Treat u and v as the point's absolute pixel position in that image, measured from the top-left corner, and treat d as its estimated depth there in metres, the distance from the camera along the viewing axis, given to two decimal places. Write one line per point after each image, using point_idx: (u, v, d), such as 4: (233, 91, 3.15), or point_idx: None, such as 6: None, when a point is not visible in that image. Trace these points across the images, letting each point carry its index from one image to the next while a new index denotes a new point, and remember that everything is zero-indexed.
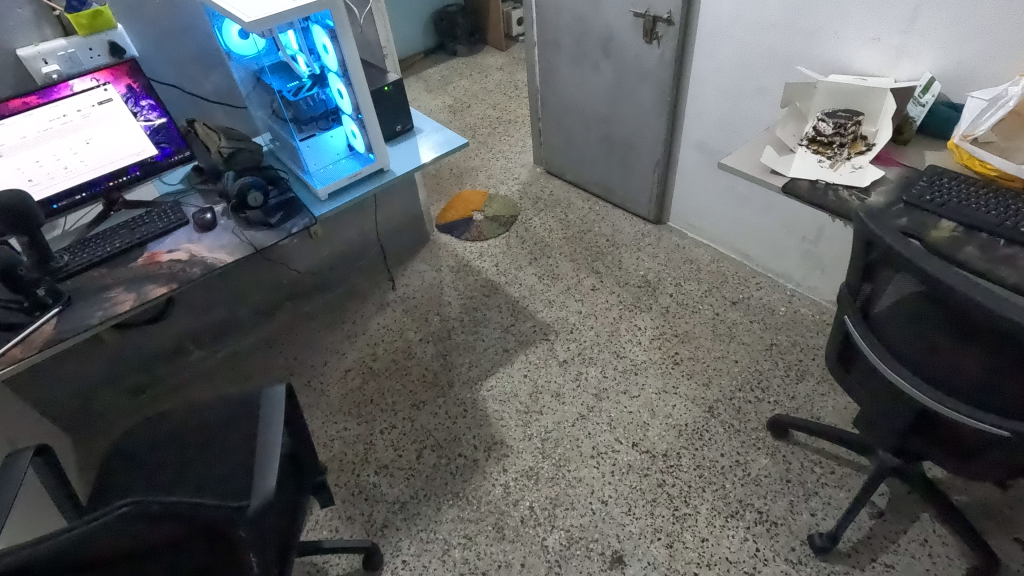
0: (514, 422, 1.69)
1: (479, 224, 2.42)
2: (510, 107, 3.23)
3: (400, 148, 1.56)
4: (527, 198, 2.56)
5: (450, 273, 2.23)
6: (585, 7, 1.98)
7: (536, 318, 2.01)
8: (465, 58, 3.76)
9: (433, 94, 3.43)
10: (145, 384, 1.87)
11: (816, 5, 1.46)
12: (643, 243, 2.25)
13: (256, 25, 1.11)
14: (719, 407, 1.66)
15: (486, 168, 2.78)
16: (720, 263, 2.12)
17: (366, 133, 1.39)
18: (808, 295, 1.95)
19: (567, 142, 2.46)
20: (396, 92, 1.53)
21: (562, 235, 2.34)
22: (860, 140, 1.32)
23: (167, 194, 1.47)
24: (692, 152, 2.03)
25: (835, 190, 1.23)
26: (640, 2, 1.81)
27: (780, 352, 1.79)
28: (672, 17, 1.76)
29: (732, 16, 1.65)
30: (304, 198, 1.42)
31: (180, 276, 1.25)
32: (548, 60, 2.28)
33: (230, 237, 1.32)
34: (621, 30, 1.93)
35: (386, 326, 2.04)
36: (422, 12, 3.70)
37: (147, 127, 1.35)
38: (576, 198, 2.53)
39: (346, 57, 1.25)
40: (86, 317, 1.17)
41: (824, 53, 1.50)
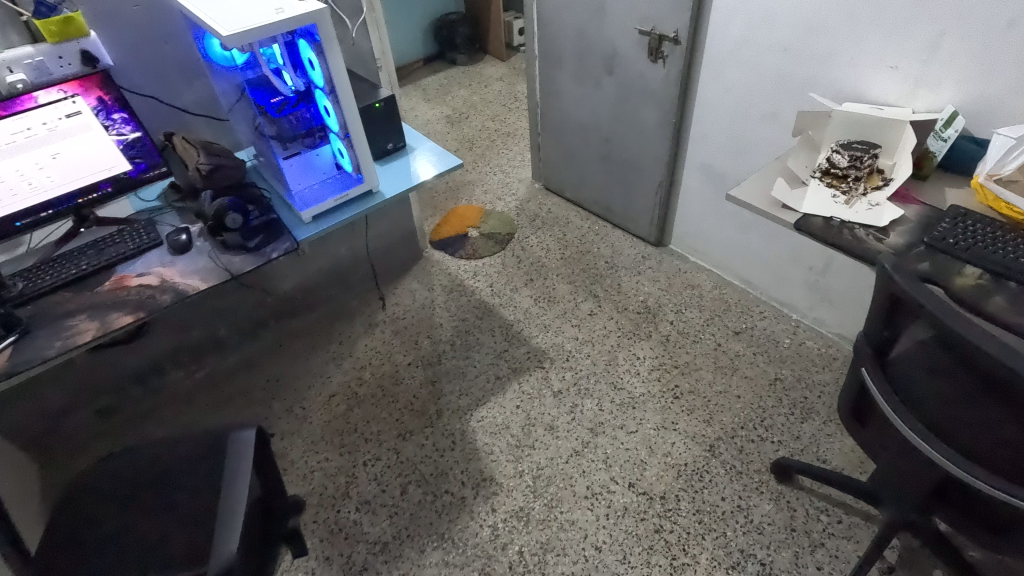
0: (504, 457, 1.61)
1: (474, 242, 2.35)
2: (508, 119, 3.16)
3: (391, 168, 1.48)
4: (524, 215, 2.49)
5: (442, 292, 2.15)
6: (588, 23, 1.91)
7: (531, 343, 1.93)
8: (464, 67, 3.69)
9: (431, 103, 3.35)
10: (119, 406, 1.78)
11: (830, 30, 1.39)
12: (643, 266, 2.18)
13: (236, 39, 1.03)
14: (720, 446, 1.59)
15: (482, 182, 2.71)
16: (723, 289, 2.05)
17: (354, 152, 1.31)
18: (813, 326, 1.88)
19: (566, 160, 2.39)
20: (388, 109, 1.45)
21: (559, 256, 2.26)
22: (877, 174, 1.25)
23: (142, 211, 1.39)
24: (695, 175, 1.96)
25: (850, 228, 1.15)
26: (646, 20, 1.74)
27: (784, 388, 1.71)
28: (678, 37, 1.69)
29: (742, 38, 1.58)
30: (286, 220, 1.33)
31: (147, 302, 1.16)
32: (549, 75, 2.21)
33: (204, 261, 1.24)
34: (625, 48, 1.86)
35: (374, 348, 1.96)
36: (423, 19, 3.64)
37: (121, 142, 1.27)
38: (575, 216, 2.45)
39: (333, 73, 1.17)
40: (43, 348, 1.08)
41: (839, 78, 1.43)
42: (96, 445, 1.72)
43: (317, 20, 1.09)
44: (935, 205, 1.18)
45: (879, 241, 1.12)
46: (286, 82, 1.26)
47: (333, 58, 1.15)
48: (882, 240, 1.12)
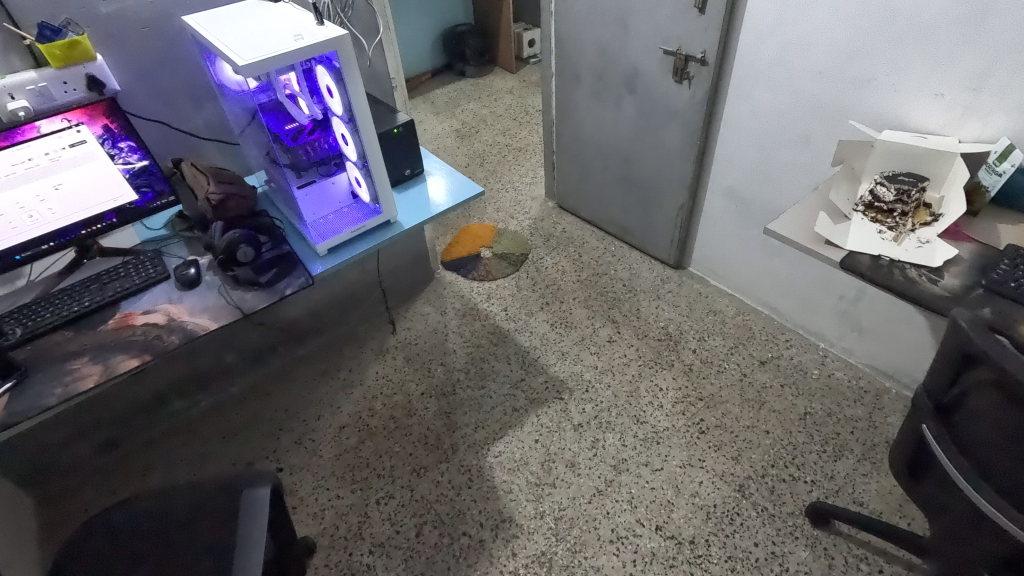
0: (524, 496, 1.54)
1: (487, 263, 2.28)
2: (519, 134, 3.10)
3: (408, 196, 1.42)
4: (538, 234, 2.42)
5: (455, 316, 2.08)
6: (609, 41, 1.85)
7: (549, 372, 1.86)
8: (474, 79, 3.64)
9: (440, 117, 3.30)
10: (120, 439, 1.70)
11: (870, 55, 1.33)
12: (662, 290, 2.11)
13: (252, 69, 0.97)
14: (750, 487, 1.52)
15: (494, 200, 2.65)
16: (746, 316, 1.98)
17: (372, 182, 1.25)
18: (841, 356, 1.81)
19: (582, 179, 2.32)
20: (406, 135, 1.39)
21: (575, 278, 2.20)
22: (924, 209, 1.19)
23: (148, 240, 1.33)
24: (719, 198, 1.90)
25: (901, 268, 1.09)
26: (671, 40, 1.68)
27: (815, 423, 1.64)
28: (705, 57, 1.62)
29: (774, 60, 1.52)
30: (300, 252, 1.26)
31: (154, 344, 1.09)
32: (566, 93, 2.15)
33: (214, 297, 1.17)
34: (648, 68, 1.79)
35: (385, 376, 1.89)
36: (431, 31, 3.58)
37: (127, 171, 1.21)
38: (590, 236, 2.39)
39: (352, 101, 1.11)
40: (42, 396, 1.01)
41: (878, 105, 1.37)
42: (97, 480, 1.64)
43: (337, 48, 1.03)
44: (990, 244, 1.12)
45: (934, 283, 1.05)
46: (302, 109, 1.19)
47: (352, 87, 1.09)
48: (936, 282, 1.05)
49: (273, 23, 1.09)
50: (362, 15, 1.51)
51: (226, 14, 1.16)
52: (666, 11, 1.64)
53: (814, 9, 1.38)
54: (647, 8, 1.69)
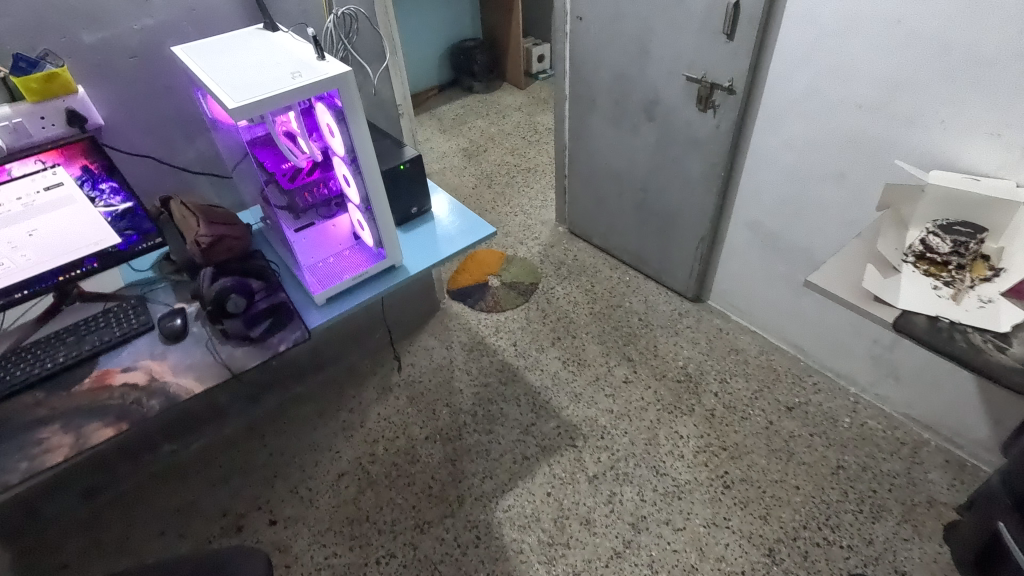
0: (536, 558, 1.43)
1: (496, 292, 2.18)
2: (528, 153, 3.01)
3: (416, 236, 1.32)
4: (549, 262, 2.32)
5: (462, 352, 1.98)
6: (628, 65, 1.75)
7: (561, 416, 1.75)
8: (481, 95, 3.55)
9: (447, 134, 3.21)
10: (104, 486, 1.60)
11: (918, 88, 1.22)
12: (680, 325, 2.00)
13: (242, 111, 0.86)
14: (780, 551, 1.40)
15: (503, 224, 2.55)
16: (770, 356, 1.87)
17: (376, 226, 1.15)
18: (875, 403, 1.69)
19: (595, 205, 2.22)
20: (414, 171, 1.29)
21: (588, 310, 2.09)
22: (982, 262, 1.08)
23: (133, 283, 1.23)
24: (742, 232, 1.79)
25: (963, 332, 0.98)
26: (695, 66, 1.58)
27: (849, 479, 1.52)
28: (733, 86, 1.52)
29: (808, 90, 1.42)
30: (296, 298, 1.16)
31: (133, 409, 0.98)
32: (580, 117, 2.05)
33: (201, 353, 1.06)
34: (669, 95, 1.69)
35: (388, 418, 1.78)
36: (438, 45, 3.50)
37: (108, 214, 1.11)
38: (603, 264, 2.28)
39: (355, 142, 1.01)
40: (5, 472, 0.90)
41: (925, 142, 1.26)
42: (78, 532, 1.54)
43: (338, 86, 0.93)
44: None
45: (1002, 351, 0.94)
46: (301, 148, 1.09)
47: (354, 128, 0.99)
48: (1004, 350, 0.94)
49: (270, 58, 0.99)
50: (367, 41, 1.42)
51: (221, 44, 1.06)
52: (690, 37, 1.54)
53: (854, 38, 1.28)
54: (670, 32, 1.59)
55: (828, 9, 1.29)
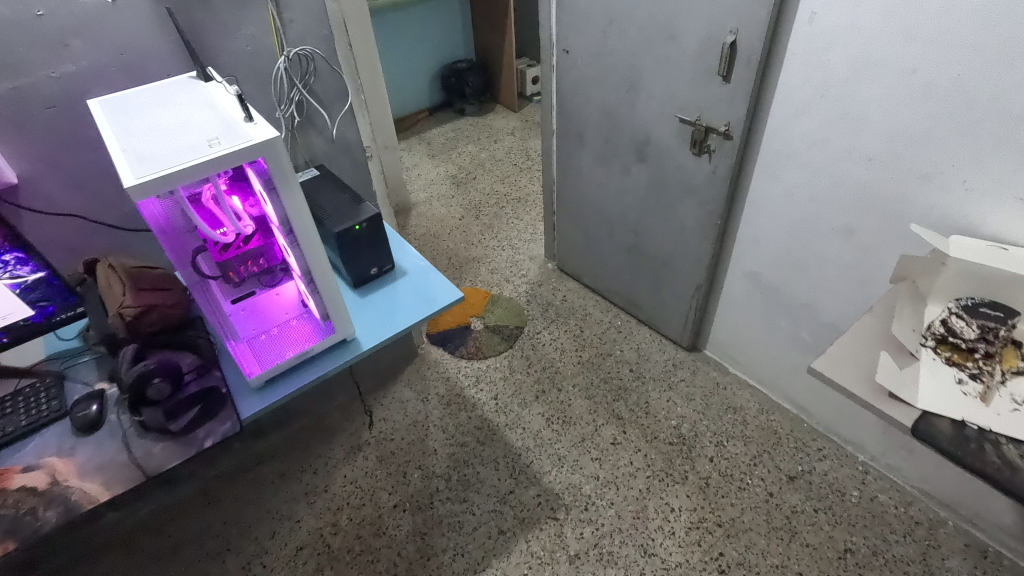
0: None
1: (477, 336, 2.05)
2: (519, 182, 2.88)
3: (373, 301, 1.18)
4: (536, 303, 2.18)
5: (438, 405, 1.84)
6: (618, 102, 1.62)
7: (542, 483, 1.61)
8: (473, 118, 3.43)
9: (436, 160, 3.09)
10: (40, 560, 1.46)
11: (937, 144, 1.08)
12: (674, 378, 1.85)
13: (142, 189, 0.72)
14: None
15: (489, 259, 2.41)
16: (770, 415, 1.72)
17: (321, 300, 1.01)
18: (885, 474, 1.54)
19: (585, 244, 2.09)
20: (372, 231, 1.15)
21: (576, 358, 1.95)
22: (1013, 350, 0.94)
23: (56, 355, 1.09)
24: (741, 282, 1.65)
25: (994, 443, 0.83)
26: (689, 108, 1.45)
27: (857, 566, 1.38)
28: (730, 131, 1.38)
29: (812, 138, 1.29)
30: (231, 377, 1.03)
31: (26, 521, 0.85)
32: (569, 153, 1.91)
33: (114, 449, 0.93)
34: (661, 136, 1.56)
35: (355, 482, 1.64)
36: (429, 66, 3.38)
37: (16, 286, 0.98)
38: (594, 306, 2.14)
39: (289, 215, 0.88)
40: None
41: (944, 203, 1.12)
42: None
43: (264, 154, 0.79)
44: None
45: None
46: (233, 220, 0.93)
47: (287, 199, 0.85)
48: None
49: (192, 118, 0.85)
50: (326, 82, 1.29)
51: (144, 98, 0.93)
52: (683, 77, 1.41)
53: (863, 86, 1.15)
54: (662, 71, 1.46)
55: (834, 53, 1.16)
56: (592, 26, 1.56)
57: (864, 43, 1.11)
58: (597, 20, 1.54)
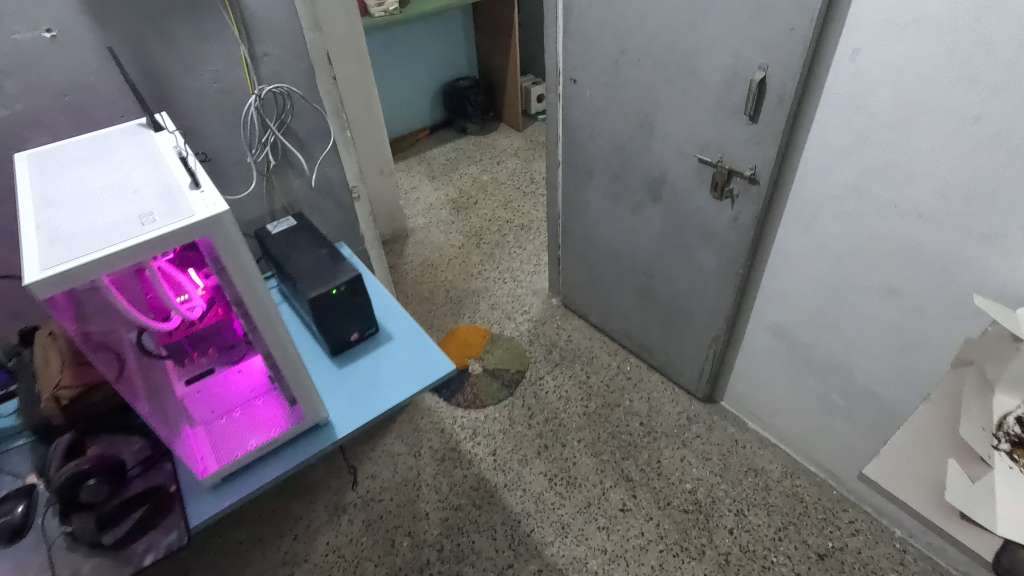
0: None
1: (475, 381, 1.90)
2: (523, 207, 2.74)
3: (352, 373, 1.04)
4: (539, 343, 2.03)
5: (432, 460, 1.69)
6: (629, 137, 1.48)
7: (544, 557, 1.45)
8: (476, 138, 3.30)
9: (436, 182, 2.95)
10: None
11: (1004, 205, 0.93)
12: (689, 434, 1.70)
13: (48, 283, 0.58)
14: None
15: (490, 293, 2.27)
16: (796, 480, 1.56)
17: (287, 384, 0.87)
18: (927, 554, 1.38)
19: (592, 282, 1.94)
20: (351, 294, 1.01)
21: (581, 409, 1.80)
22: None
23: None
24: (764, 334, 1.51)
25: None
26: (708, 147, 1.31)
27: None
28: (756, 175, 1.24)
29: (851, 188, 1.14)
30: (182, 472, 0.88)
31: None
32: (575, 187, 1.78)
33: (36, 567, 0.78)
34: (677, 176, 1.42)
35: (337, 551, 1.49)
36: (430, 84, 3.26)
37: None
38: (601, 348, 2.00)
39: (243, 296, 0.73)
40: None
41: (1009, 270, 0.97)
42: None
43: (208, 232, 0.65)
44: None
45: None
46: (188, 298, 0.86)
47: (239, 281, 0.71)
48: None
49: (129, 182, 0.71)
50: (305, 121, 1.16)
51: (81, 151, 0.79)
52: (703, 114, 1.27)
53: (913, 133, 1.00)
54: (679, 106, 1.32)
55: (879, 95, 1.02)
56: (601, 55, 1.43)
57: (916, 85, 0.96)
58: (607, 49, 1.40)
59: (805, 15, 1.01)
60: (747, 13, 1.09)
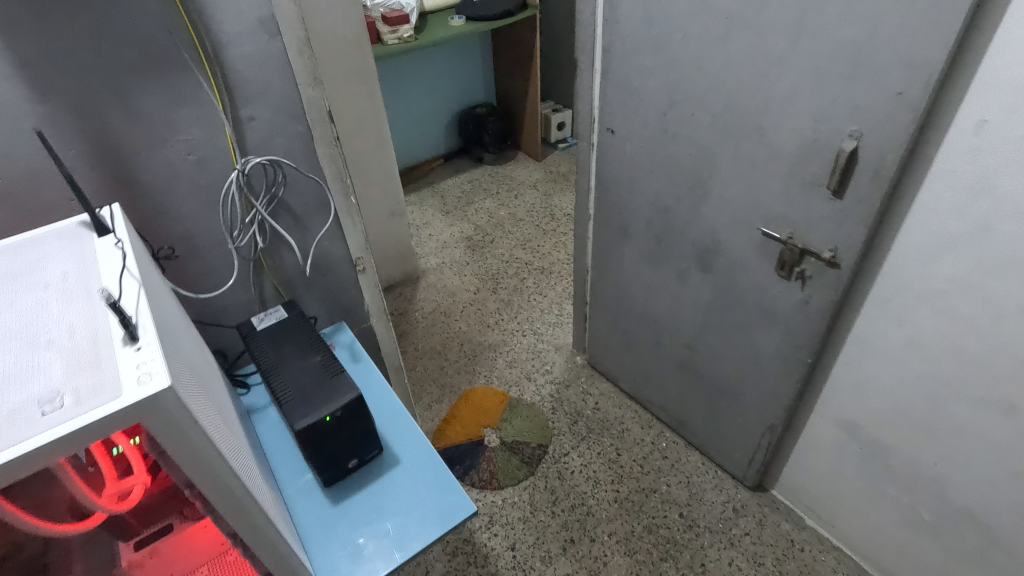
0: None
1: (491, 457, 1.70)
2: (543, 247, 2.54)
3: (348, 513, 0.84)
4: (562, 411, 1.83)
5: (442, 555, 1.49)
6: (677, 199, 1.29)
7: None
8: (492, 168, 3.12)
9: (449, 217, 2.77)
10: None
11: None
12: (736, 531, 1.49)
13: None
14: None
15: (508, 347, 2.07)
16: None
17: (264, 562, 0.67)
18: None
19: (624, 346, 1.74)
20: (349, 420, 0.82)
21: (612, 495, 1.60)
22: None
23: None
24: (831, 429, 1.29)
25: None
26: (776, 220, 1.10)
27: None
28: (836, 257, 1.03)
29: (962, 282, 0.93)
30: None
31: None
32: (608, 245, 1.58)
33: None
34: (734, 246, 1.22)
35: None
36: (445, 111, 3.09)
37: None
38: (632, 419, 1.79)
39: (195, 483, 0.53)
40: None
41: None
42: None
43: (138, 417, 0.46)
44: None
45: None
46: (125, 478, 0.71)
47: (188, 469, 0.51)
48: None
49: (44, 327, 0.52)
50: (300, 193, 0.98)
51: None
52: (771, 181, 1.07)
53: None
54: (741, 170, 1.12)
55: (1011, 179, 0.81)
56: (647, 106, 1.23)
57: None
58: (653, 98, 1.21)
59: (918, 77, 0.81)
60: (838, 71, 0.89)
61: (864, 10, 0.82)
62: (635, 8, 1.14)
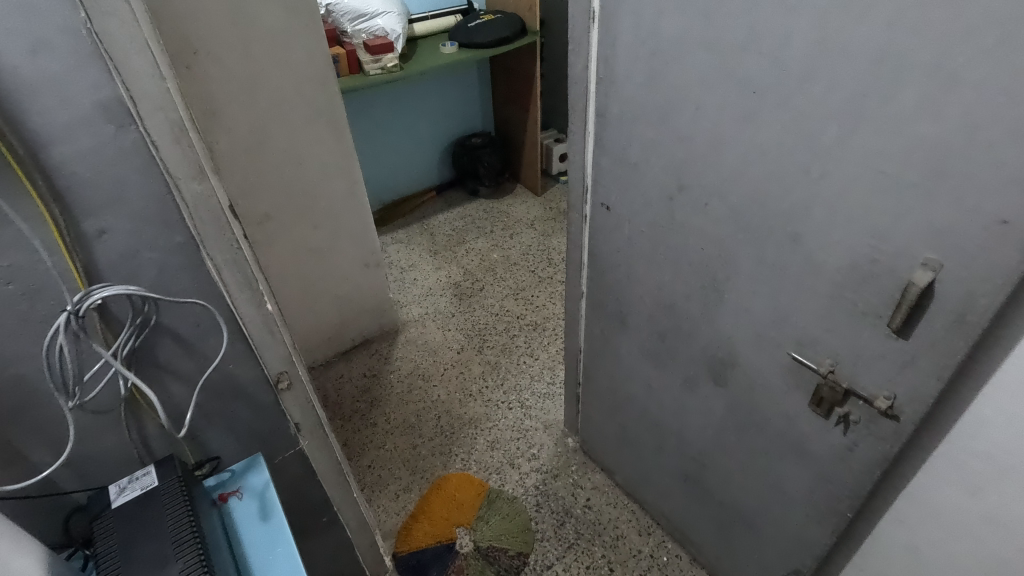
0: None
1: (461, 568, 1.46)
2: (537, 299, 2.30)
3: None
4: (548, 509, 1.58)
5: None
6: (685, 297, 1.04)
7: None
8: (487, 202, 2.89)
9: (438, 259, 2.54)
10: None
11: None
12: None
13: None
14: None
15: (490, 423, 1.82)
16: None
17: None
18: None
19: (621, 441, 1.49)
20: None
21: None
22: None
23: None
24: None
25: None
26: (813, 347, 0.85)
27: None
28: (894, 409, 0.78)
29: None
30: None
31: None
32: (603, 330, 1.33)
33: None
34: (756, 366, 0.97)
35: None
36: (438, 140, 2.86)
37: None
38: (629, 523, 1.53)
39: None
40: None
41: None
42: None
43: None
44: None
45: None
46: None
47: None
48: None
49: None
50: (186, 316, 0.74)
51: None
52: (808, 300, 0.82)
53: None
54: (768, 280, 0.87)
55: None
56: (649, 185, 0.99)
57: None
58: (658, 177, 0.96)
59: None
60: (911, 181, 0.64)
61: (957, 105, 0.57)
62: (636, 69, 0.90)
